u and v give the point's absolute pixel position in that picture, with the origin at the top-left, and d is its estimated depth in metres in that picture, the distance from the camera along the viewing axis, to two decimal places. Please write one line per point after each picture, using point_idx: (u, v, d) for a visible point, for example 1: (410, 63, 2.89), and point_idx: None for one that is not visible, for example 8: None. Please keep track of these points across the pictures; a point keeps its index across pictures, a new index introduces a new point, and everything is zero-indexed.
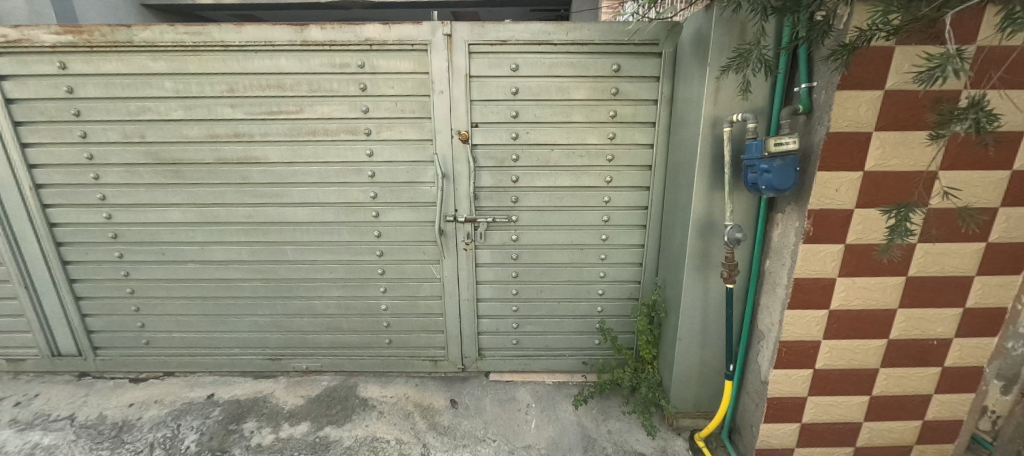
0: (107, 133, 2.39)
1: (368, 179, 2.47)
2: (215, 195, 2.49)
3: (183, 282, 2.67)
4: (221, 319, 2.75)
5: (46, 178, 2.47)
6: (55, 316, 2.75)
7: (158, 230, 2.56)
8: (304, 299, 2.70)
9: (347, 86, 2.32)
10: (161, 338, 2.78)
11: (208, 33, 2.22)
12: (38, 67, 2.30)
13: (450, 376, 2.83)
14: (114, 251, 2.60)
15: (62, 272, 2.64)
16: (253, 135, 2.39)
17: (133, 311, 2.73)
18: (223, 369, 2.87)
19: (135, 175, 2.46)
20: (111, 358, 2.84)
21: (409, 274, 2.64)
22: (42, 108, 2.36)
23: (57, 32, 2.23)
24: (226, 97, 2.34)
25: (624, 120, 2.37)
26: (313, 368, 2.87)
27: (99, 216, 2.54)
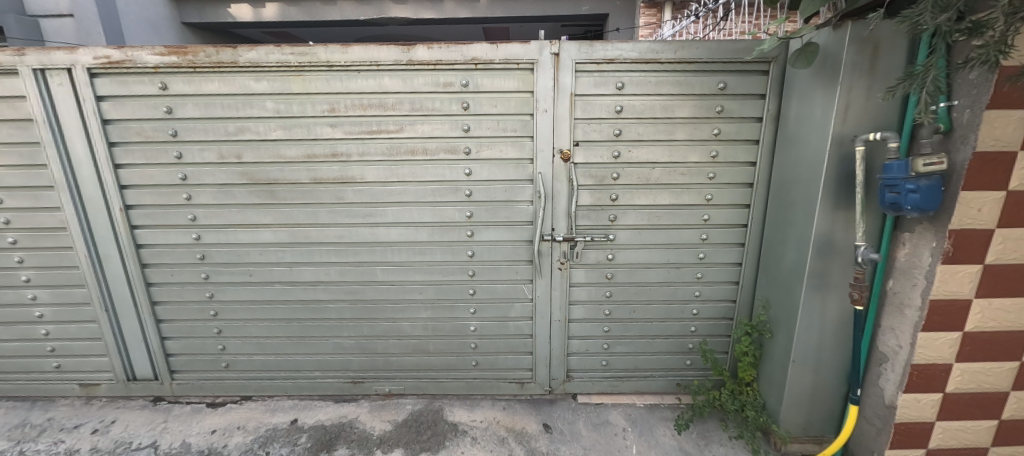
0: (204, 153, 2.36)
1: (464, 198, 2.43)
2: (309, 214, 2.44)
3: (268, 304, 2.62)
4: (304, 341, 2.68)
5: (136, 199, 2.43)
6: (133, 340, 2.68)
7: (248, 251, 2.52)
8: (392, 320, 2.64)
9: (450, 105, 2.29)
10: (242, 361, 2.71)
11: (314, 53, 2.21)
12: (138, 87, 2.27)
13: (537, 399, 2.74)
14: (201, 273, 2.55)
15: (145, 295, 2.58)
16: (351, 155, 2.36)
17: (215, 333, 2.67)
18: (302, 393, 2.79)
19: (229, 195, 2.42)
20: (189, 382, 2.76)
21: (500, 294, 2.58)
22: (139, 129, 2.33)
23: (161, 53, 2.21)
24: (327, 116, 2.31)
25: (728, 137, 2.34)
26: (395, 392, 2.78)
27: (188, 237, 2.49)
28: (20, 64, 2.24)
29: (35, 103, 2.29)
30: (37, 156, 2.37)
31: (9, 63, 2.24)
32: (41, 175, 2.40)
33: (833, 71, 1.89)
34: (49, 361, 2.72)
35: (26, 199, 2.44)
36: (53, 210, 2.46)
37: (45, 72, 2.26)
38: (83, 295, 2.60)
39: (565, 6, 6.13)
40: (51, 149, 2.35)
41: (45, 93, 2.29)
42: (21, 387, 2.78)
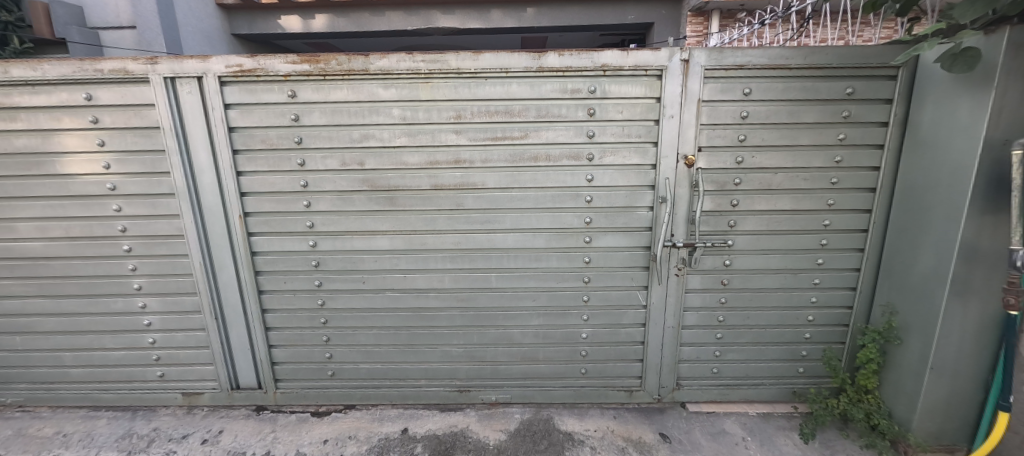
0: (327, 160, 2.36)
1: (584, 205, 2.42)
2: (427, 221, 2.43)
3: (378, 312, 2.60)
4: (413, 349, 2.65)
5: (256, 206, 2.43)
6: (240, 348, 2.66)
7: (363, 259, 2.50)
8: (503, 328, 2.61)
9: (576, 112, 2.30)
10: (348, 369, 2.69)
11: (444, 61, 2.21)
12: (266, 95, 2.28)
13: (645, 408, 2.70)
14: (314, 280, 2.54)
15: (256, 303, 2.57)
16: (473, 161, 2.36)
17: (324, 341, 2.65)
18: (406, 402, 2.75)
19: (349, 202, 2.42)
20: (294, 391, 2.73)
21: (614, 301, 2.56)
22: (264, 136, 2.34)
23: (293, 62, 2.22)
24: (452, 123, 2.31)
25: (853, 142, 2.33)
26: (501, 400, 2.74)
27: (304, 244, 2.49)
28: (151, 72, 2.24)
29: (163, 111, 2.29)
30: (161, 164, 2.37)
31: (140, 71, 2.24)
32: (162, 182, 2.40)
33: (982, 75, 1.86)
34: (154, 370, 2.71)
35: (145, 206, 2.44)
36: (171, 218, 2.46)
37: (175, 80, 2.27)
38: (193, 303, 2.58)
39: (611, 14, 6.16)
40: (175, 157, 2.35)
41: (173, 102, 2.29)
42: (123, 397, 2.75)
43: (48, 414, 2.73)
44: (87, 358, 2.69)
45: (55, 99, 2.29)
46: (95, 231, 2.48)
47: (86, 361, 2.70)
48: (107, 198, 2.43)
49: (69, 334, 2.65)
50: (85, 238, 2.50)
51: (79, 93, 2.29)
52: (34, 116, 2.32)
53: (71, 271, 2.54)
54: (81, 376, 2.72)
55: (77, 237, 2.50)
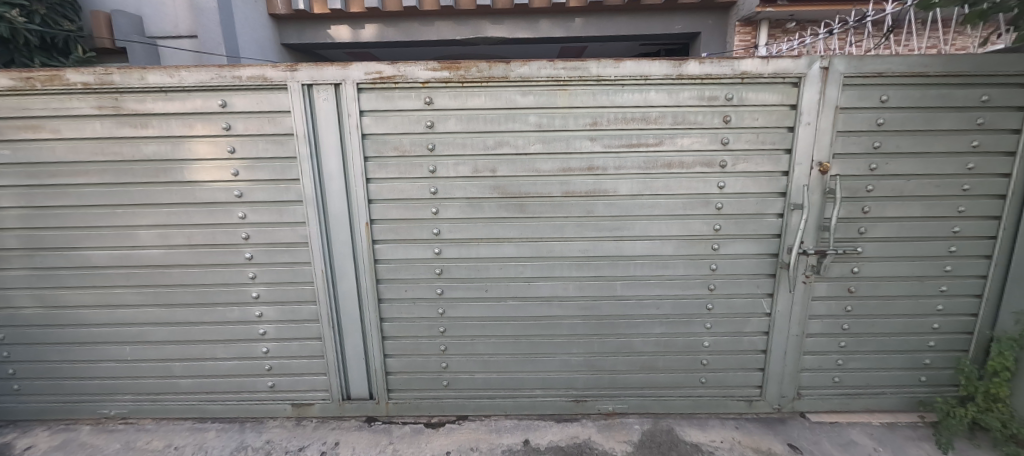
0: (458, 167, 2.35)
1: (714, 211, 2.40)
2: (556, 228, 2.42)
3: (498, 320, 2.56)
4: (531, 358, 2.61)
5: (383, 213, 2.40)
6: (354, 358, 2.61)
7: (488, 266, 2.47)
8: (625, 336, 2.57)
9: (712, 119, 2.29)
10: (464, 379, 2.64)
11: (585, 68, 2.21)
12: (403, 102, 2.27)
13: (765, 418, 2.65)
14: (436, 288, 2.51)
15: (375, 313, 2.53)
16: (606, 168, 2.35)
17: (441, 351, 2.61)
18: (520, 413, 2.69)
19: (478, 209, 2.40)
20: (407, 402, 2.68)
21: (738, 309, 2.53)
22: (397, 143, 2.32)
23: (434, 69, 2.22)
24: (588, 130, 2.31)
25: (986, 149, 2.33)
26: (617, 411, 2.68)
27: (429, 252, 2.46)
28: (291, 79, 2.24)
29: (298, 118, 2.28)
30: (290, 171, 2.35)
31: (279, 78, 2.24)
32: (290, 189, 2.38)
33: None
34: (265, 380, 2.66)
35: (271, 214, 2.41)
36: (296, 225, 2.43)
37: (312, 87, 2.26)
38: (311, 312, 2.55)
39: (657, 25, 6.21)
40: (306, 164, 2.33)
41: (308, 108, 2.27)
42: (231, 408, 2.69)
43: (152, 427, 2.66)
44: (197, 368, 2.63)
45: (190, 107, 2.28)
46: (218, 238, 2.45)
47: (195, 371, 2.64)
48: (233, 205, 2.41)
49: (180, 344, 2.60)
50: (206, 246, 2.47)
51: (214, 100, 2.28)
52: (166, 123, 2.30)
53: (190, 279, 2.50)
54: (189, 387, 2.66)
55: (197, 245, 2.46)
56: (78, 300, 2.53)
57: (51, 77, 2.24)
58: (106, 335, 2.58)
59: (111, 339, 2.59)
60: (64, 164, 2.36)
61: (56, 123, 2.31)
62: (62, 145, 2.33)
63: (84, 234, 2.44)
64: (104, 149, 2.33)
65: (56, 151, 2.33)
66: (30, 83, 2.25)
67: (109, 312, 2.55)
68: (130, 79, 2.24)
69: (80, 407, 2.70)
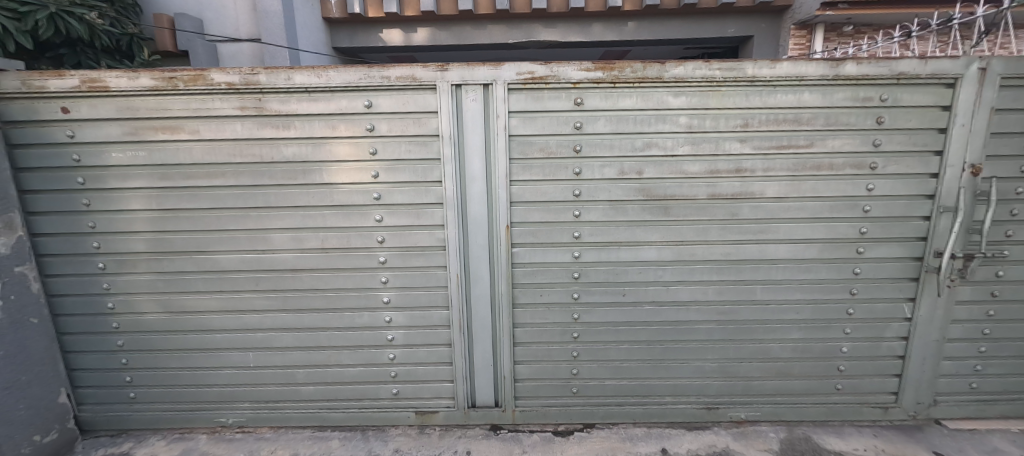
0: (604, 169, 2.31)
1: (861, 214, 2.36)
2: (700, 232, 2.37)
3: (633, 325, 2.50)
4: (664, 364, 2.55)
5: (523, 216, 2.35)
6: (483, 365, 2.55)
7: (627, 270, 2.42)
8: (762, 342, 2.52)
9: (864, 120, 2.26)
10: (593, 386, 2.58)
11: (742, 68, 2.17)
12: (552, 103, 2.23)
13: (901, 425, 2.59)
14: (573, 293, 2.45)
15: (509, 318, 2.47)
16: (754, 171, 2.31)
17: (571, 357, 2.54)
18: (649, 421, 2.62)
19: (621, 212, 2.35)
20: (533, 409, 2.60)
21: (879, 314, 2.48)
22: (544, 145, 2.28)
23: (588, 69, 2.18)
24: (738, 131, 2.26)
25: None
26: (748, 418, 2.62)
27: (568, 256, 2.41)
28: (441, 79, 2.19)
29: (444, 119, 2.23)
30: (432, 173, 2.30)
31: (429, 79, 2.19)
32: (430, 192, 2.32)
33: None
34: (389, 387, 2.59)
35: (408, 216, 2.36)
36: (432, 228, 2.38)
37: (461, 87, 2.21)
38: (441, 317, 2.49)
39: (709, 28, 6.19)
40: (450, 166, 2.28)
41: (455, 109, 2.23)
42: (352, 416, 2.62)
43: (272, 436, 2.58)
44: (321, 375, 2.57)
45: (334, 107, 2.23)
46: (352, 242, 2.39)
47: (319, 378, 2.58)
48: (370, 208, 2.35)
49: (306, 351, 2.54)
50: (339, 249, 2.41)
51: (359, 101, 2.23)
52: (309, 124, 2.25)
53: (321, 284, 2.44)
54: (311, 395, 2.59)
55: (330, 249, 2.41)
56: (204, 306, 2.47)
57: (195, 77, 2.19)
58: (228, 341, 2.52)
59: (234, 345, 2.53)
60: (201, 166, 2.30)
61: (195, 124, 2.25)
62: (199, 146, 2.28)
63: (215, 238, 2.38)
64: (243, 151, 2.28)
65: (193, 152, 2.28)
66: (172, 83, 2.19)
67: (234, 318, 2.48)
68: (276, 79, 2.19)
69: (195, 416, 2.62)
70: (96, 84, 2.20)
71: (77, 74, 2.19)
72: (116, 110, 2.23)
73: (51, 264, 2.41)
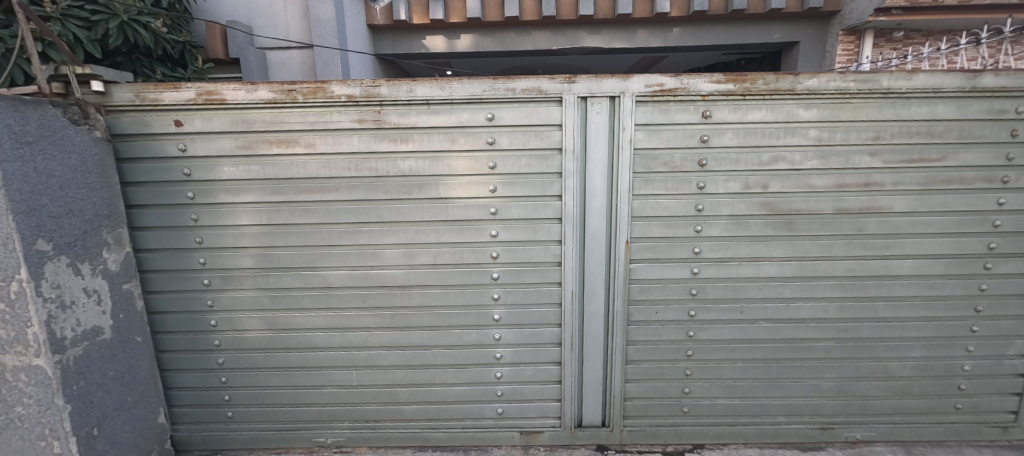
0: (729, 183, 2.24)
1: (991, 229, 2.29)
2: (824, 247, 2.30)
3: (749, 343, 2.43)
4: (779, 383, 2.48)
5: (643, 231, 2.29)
6: (592, 382, 2.48)
7: (747, 286, 2.35)
8: (881, 360, 2.45)
9: (999, 133, 2.20)
10: (706, 405, 2.50)
11: (877, 80, 2.12)
12: (680, 115, 2.17)
13: (1021, 445, 2.52)
14: (690, 310, 2.38)
15: (623, 335, 2.40)
16: (883, 184, 2.24)
17: (684, 375, 2.47)
18: (761, 441, 2.55)
19: (744, 227, 2.28)
20: (642, 429, 2.53)
21: (1003, 331, 2.41)
22: (668, 158, 2.22)
23: (719, 81, 2.13)
24: (868, 144, 2.21)
25: None
26: (863, 439, 2.55)
27: (686, 271, 2.34)
28: (567, 91, 2.15)
29: (568, 132, 2.19)
30: (551, 187, 2.25)
31: (554, 91, 2.14)
32: (549, 206, 2.27)
33: None
34: (495, 406, 2.52)
35: (524, 231, 2.29)
36: (548, 243, 2.32)
37: (587, 100, 2.16)
38: (552, 334, 2.42)
39: (754, 35, 6.11)
40: (571, 180, 2.23)
41: (580, 121, 2.18)
42: (455, 436, 2.54)
43: None
44: (425, 394, 2.49)
45: (455, 120, 2.17)
46: (465, 257, 2.33)
47: (423, 397, 2.50)
48: (486, 223, 2.29)
49: (410, 369, 2.47)
50: (450, 265, 2.34)
51: (481, 113, 2.17)
52: (428, 137, 2.19)
53: (430, 300, 2.38)
54: (413, 414, 2.52)
55: (442, 265, 2.34)
56: (309, 323, 2.40)
57: (315, 89, 2.14)
58: (332, 359, 2.45)
59: (338, 363, 2.46)
60: (314, 180, 2.24)
61: (311, 137, 2.20)
62: (314, 160, 2.22)
63: (324, 254, 2.32)
64: (359, 165, 2.22)
65: (307, 166, 2.22)
66: (290, 96, 2.14)
67: (340, 336, 2.42)
68: (397, 91, 2.14)
69: (294, 436, 2.55)
70: (212, 97, 2.14)
71: (194, 87, 2.13)
72: (231, 123, 2.18)
73: (154, 280, 2.35)
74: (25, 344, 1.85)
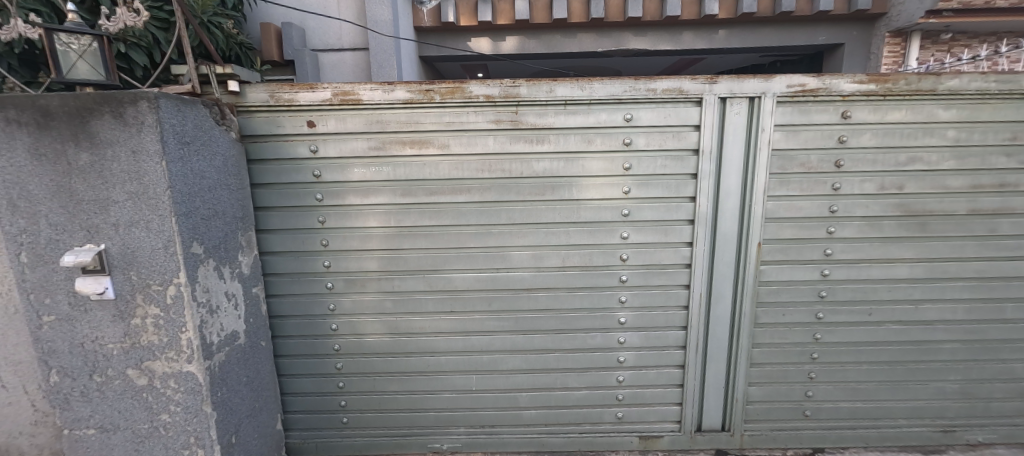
0: (864, 184, 2.22)
1: None
2: (955, 249, 2.29)
3: (875, 345, 2.41)
4: (903, 386, 2.46)
5: (776, 232, 2.26)
6: (714, 386, 2.45)
7: (877, 288, 2.34)
8: (1005, 362, 2.43)
9: None
10: (828, 409, 2.48)
11: (1020, 80, 2.10)
12: (820, 116, 2.16)
13: None
14: (818, 312, 2.36)
15: (749, 338, 2.38)
16: (1019, 185, 2.23)
17: (807, 379, 2.44)
18: (881, 445, 2.52)
19: (877, 228, 2.27)
20: (762, 433, 2.50)
21: None
22: (804, 159, 2.20)
23: (861, 81, 2.11)
24: (1005, 145, 2.19)
25: None
26: (983, 442, 2.52)
27: (817, 273, 2.32)
28: (708, 92, 2.12)
29: (706, 133, 2.17)
30: (685, 188, 2.23)
31: (695, 91, 2.12)
32: (681, 208, 2.25)
33: None
34: (614, 411, 2.48)
35: (656, 233, 2.27)
36: (678, 245, 2.30)
37: (727, 100, 2.14)
38: (678, 337, 2.40)
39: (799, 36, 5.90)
40: (706, 181, 2.22)
41: (718, 122, 2.16)
42: (573, 441, 2.51)
43: None
44: (545, 398, 2.46)
45: (593, 120, 2.15)
46: (594, 260, 2.30)
47: (543, 401, 2.47)
48: (617, 224, 2.27)
49: (531, 373, 2.43)
50: (578, 268, 2.32)
51: (619, 114, 2.15)
52: (565, 138, 2.17)
53: (556, 303, 2.35)
54: (532, 419, 2.48)
55: (569, 268, 2.32)
56: (432, 326, 2.37)
57: (453, 89, 2.10)
58: (452, 364, 2.41)
59: (458, 368, 2.42)
60: (445, 181, 2.21)
61: (445, 138, 2.16)
62: (446, 161, 2.18)
63: (451, 256, 2.29)
64: (493, 166, 2.19)
65: (440, 167, 2.18)
66: (428, 96, 2.11)
67: (462, 340, 2.38)
68: (537, 91, 2.11)
69: (409, 442, 2.51)
70: (348, 97, 2.11)
71: (331, 87, 2.10)
72: (365, 124, 2.15)
73: (276, 283, 2.30)
74: (178, 350, 1.80)
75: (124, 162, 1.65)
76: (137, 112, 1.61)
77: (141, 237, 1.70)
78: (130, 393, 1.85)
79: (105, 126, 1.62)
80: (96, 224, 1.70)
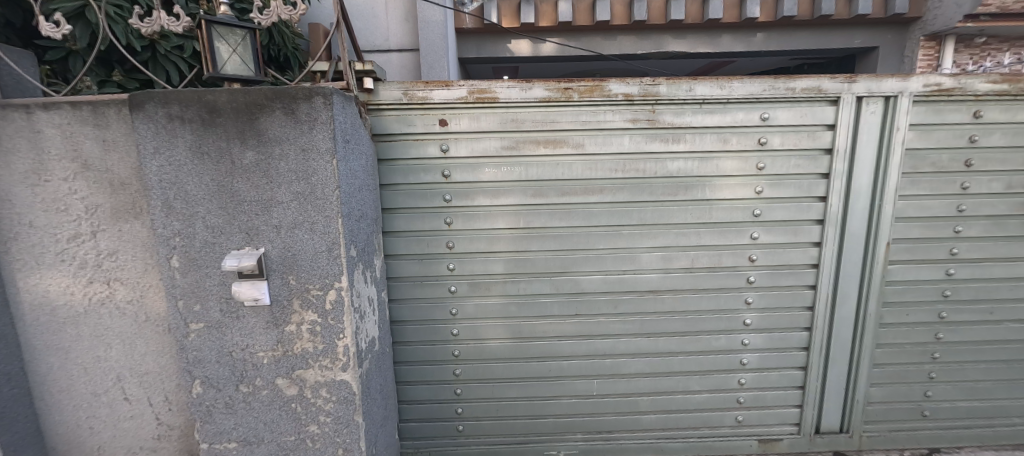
0: (993, 183, 2.23)
1: None
2: None
3: (993, 344, 2.42)
4: (1019, 384, 2.46)
5: (904, 232, 2.26)
6: (835, 388, 2.43)
7: (1000, 287, 2.34)
8: None
9: None
10: (945, 408, 2.48)
11: None
12: (952, 116, 2.16)
13: None
14: (939, 311, 2.36)
15: (872, 338, 2.36)
16: None
17: (927, 378, 2.44)
18: (995, 444, 2.53)
19: (1003, 227, 2.27)
20: (880, 434, 2.49)
21: None
22: (935, 159, 2.20)
23: (995, 81, 2.12)
24: None
25: None
26: None
27: (942, 273, 2.32)
28: (846, 91, 2.11)
29: (841, 133, 2.16)
30: (817, 188, 2.21)
31: (833, 90, 2.11)
32: (812, 208, 2.23)
33: None
34: (734, 414, 2.45)
35: (786, 234, 2.25)
36: (806, 246, 2.28)
37: (863, 99, 2.13)
38: (801, 338, 2.37)
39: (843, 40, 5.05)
40: (838, 181, 2.20)
41: (853, 121, 2.15)
42: (693, 445, 2.47)
43: None
44: (666, 402, 2.42)
45: (729, 119, 2.12)
46: (723, 261, 2.27)
47: (664, 405, 2.42)
48: (747, 225, 2.24)
49: (654, 377, 2.39)
50: (705, 269, 2.28)
51: (756, 113, 2.12)
52: (701, 137, 2.14)
53: (682, 305, 2.31)
54: (652, 424, 2.44)
55: (697, 269, 2.28)
56: (556, 330, 2.31)
57: (592, 88, 2.06)
58: (575, 368, 2.36)
59: (580, 372, 2.36)
60: (577, 181, 2.16)
61: (579, 137, 2.12)
62: (580, 161, 2.14)
63: (580, 257, 2.24)
64: (627, 166, 2.15)
65: (573, 167, 2.14)
66: (566, 94, 2.06)
67: (586, 343, 2.33)
68: (676, 90, 2.08)
69: (525, 449, 2.44)
70: (484, 95, 2.05)
71: (467, 84, 2.04)
72: (499, 122, 2.09)
73: (398, 288, 2.22)
74: (334, 358, 1.72)
75: (292, 161, 1.57)
76: (311, 109, 1.53)
77: (304, 239, 1.62)
78: (277, 403, 1.76)
79: (275, 122, 1.54)
80: (256, 226, 1.62)
